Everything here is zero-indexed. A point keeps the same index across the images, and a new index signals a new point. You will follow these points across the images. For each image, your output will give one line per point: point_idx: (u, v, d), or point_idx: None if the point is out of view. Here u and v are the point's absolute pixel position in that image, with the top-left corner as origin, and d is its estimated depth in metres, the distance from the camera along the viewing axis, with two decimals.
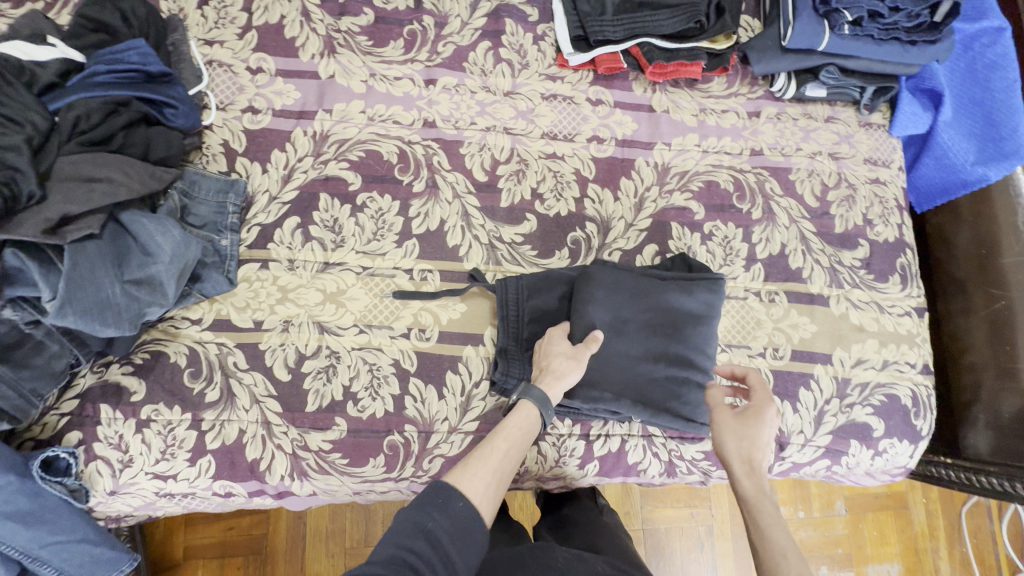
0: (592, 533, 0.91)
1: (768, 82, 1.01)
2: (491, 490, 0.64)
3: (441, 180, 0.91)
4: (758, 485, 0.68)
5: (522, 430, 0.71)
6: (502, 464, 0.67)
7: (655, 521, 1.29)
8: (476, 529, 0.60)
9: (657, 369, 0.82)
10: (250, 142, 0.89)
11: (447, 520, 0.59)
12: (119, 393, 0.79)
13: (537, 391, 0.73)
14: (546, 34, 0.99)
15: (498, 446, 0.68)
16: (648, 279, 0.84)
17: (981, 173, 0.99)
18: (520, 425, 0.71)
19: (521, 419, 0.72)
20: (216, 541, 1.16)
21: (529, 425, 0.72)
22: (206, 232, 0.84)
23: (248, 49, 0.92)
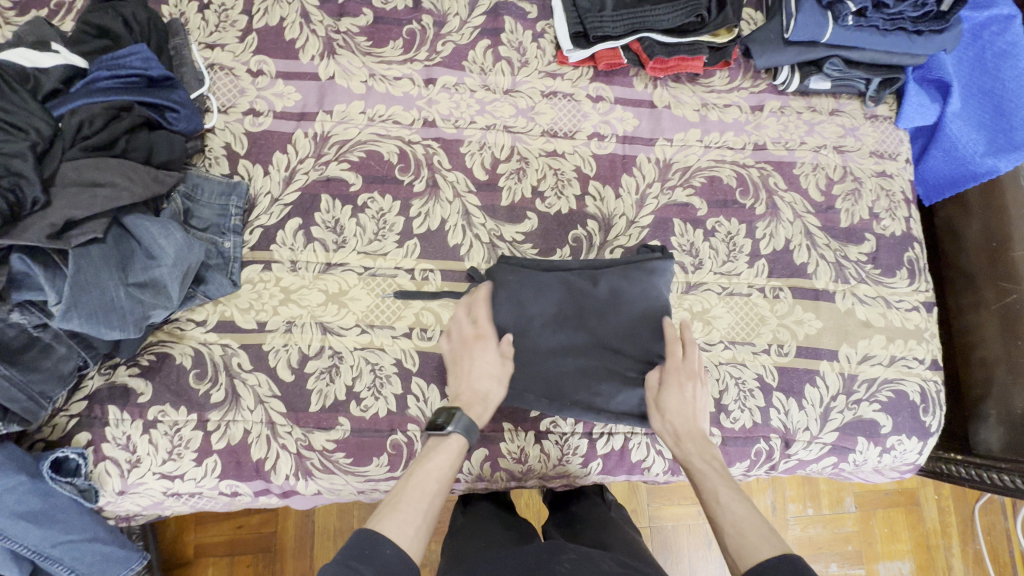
0: (599, 530, 0.92)
1: (771, 76, 0.99)
2: (421, 531, 0.65)
3: (441, 179, 0.91)
4: (690, 447, 0.75)
5: (447, 465, 0.71)
6: (429, 504, 0.68)
7: (662, 519, 1.28)
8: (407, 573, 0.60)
9: (567, 362, 0.84)
10: (252, 144, 0.90)
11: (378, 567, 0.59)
12: (127, 395, 0.80)
13: (462, 421, 0.73)
14: (546, 31, 0.98)
15: (424, 487, 0.68)
16: (551, 272, 0.84)
17: (991, 165, 0.97)
18: (450, 461, 0.72)
19: (446, 454, 0.72)
20: (226, 539, 1.18)
21: (455, 459, 0.72)
22: (210, 235, 0.85)
23: (248, 52, 0.92)
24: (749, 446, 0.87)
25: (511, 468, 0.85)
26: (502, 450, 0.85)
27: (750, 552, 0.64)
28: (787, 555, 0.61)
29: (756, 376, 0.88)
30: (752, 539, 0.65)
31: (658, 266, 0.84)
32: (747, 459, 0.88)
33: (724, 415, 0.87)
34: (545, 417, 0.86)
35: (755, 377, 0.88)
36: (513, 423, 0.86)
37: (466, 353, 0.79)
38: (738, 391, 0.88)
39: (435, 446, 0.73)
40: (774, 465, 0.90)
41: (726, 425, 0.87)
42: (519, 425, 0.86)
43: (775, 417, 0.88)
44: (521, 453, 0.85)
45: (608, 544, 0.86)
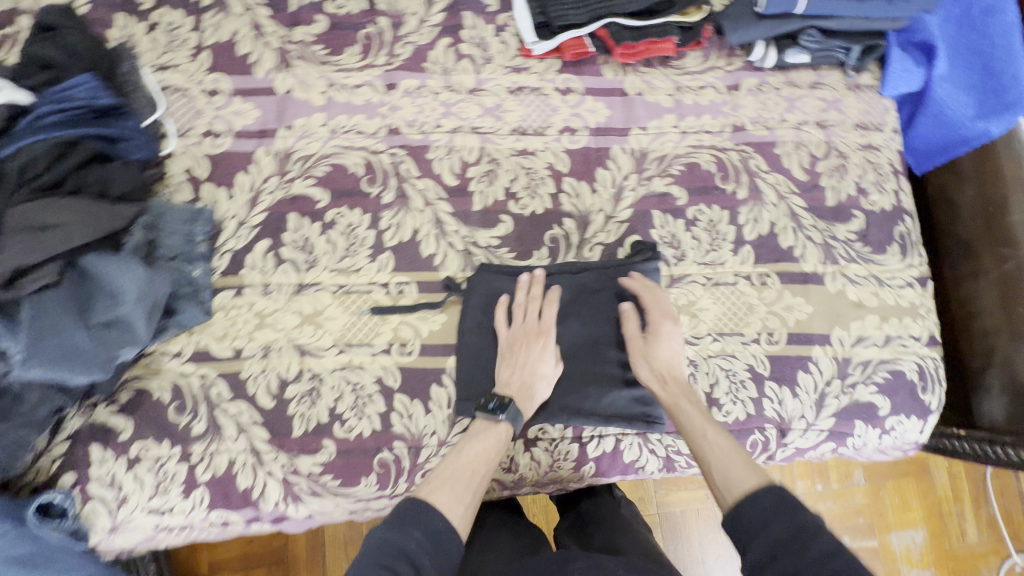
0: (610, 531, 0.90)
1: (746, 53, 0.95)
2: (468, 510, 0.69)
3: (410, 188, 0.88)
4: (671, 390, 0.77)
5: (492, 452, 0.74)
6: (477, 485, 0.71)
7: (670, 505, 1.27)
8: (450, 551, 0.65)
9: None
10: (213, 167, 0.87)
11: (425, 536, 0.63)
12: (107, 433, 0.80)
13: (512, 410, 0.75)
14: (508, 24, 0.94)
15: (473, 470, 0.72)
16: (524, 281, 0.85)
17: (983, 129, 0.93)
18: (495, 448, 0.74)
19: (494, 439, 0.74)
20: (239, 553, 1.18)
21: (501, 446, 0.75)
22: (178, 263, 0.82)
23: (202, 70, 0.89)
24: (745, 438, 0.86)
25: (502, 478, 0.84)
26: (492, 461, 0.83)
27: (737, 483, 0.66)
28: (771, 484, 0.64)
29: (747, 367, 0.86)
30: (739, 469, 0.67)
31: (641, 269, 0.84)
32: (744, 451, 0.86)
33: (717, 409, 0.85)
34: (533, 424, 0.84)
35: (746, 368, 0.86)
36: None
37: (524, 347, 0.80)
38: (730, 382, 0.86)
39: (483, 431, 0.75)
40: (771, 455, 0.88)
41: (719, 419, 0.85)
42: None
43: (768, 407, 0.86)
44: (512, 462, 0.84)
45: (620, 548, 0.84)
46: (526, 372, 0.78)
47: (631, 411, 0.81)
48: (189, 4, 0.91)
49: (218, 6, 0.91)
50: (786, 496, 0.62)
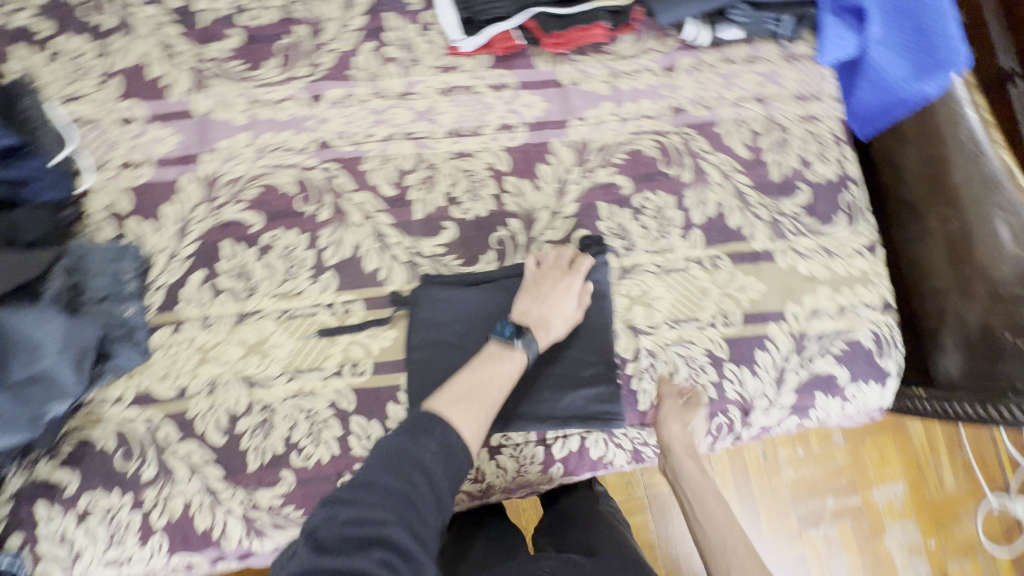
0: (585, 530, 0.88)
1: (679, 32, 0.94)
2: (482, 425, 0.68)
3: (346, 203, 0.85)
4: (697, 462, 0.81)
5: (506, 376, 0.74)
6: (491, 404, 0.71)
7: (656, 485, 1.26)
8: (462, 460, 0.64)
9: None
10: (135, 200, 0.83)
11: (438, 443, 0.63)
12: (52, 489, 0.76)
13: (525, 339, 0.76)
14: (433, 22, 0.91)
15: (486, 388, 0.71)
16: (472, 287, 0.83)
17: (919, 90, 0.93)
18: (510, 372, 0.74)
19: (507, 363, 0.74)
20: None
21: (513, 371, 0.75)
22: (108, 304, 0.78)
23: (113, 99, 0.85)
24: (709, 422, 0.86)
25: (470, 488, 0.83)
26: None
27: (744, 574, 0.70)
28: None
29: (705, 352, 0.86)
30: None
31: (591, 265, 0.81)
32: (709, 435, 0.86)
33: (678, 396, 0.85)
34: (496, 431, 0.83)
35: (705, 353, 0.86)
36: None
37: (549, 284, 0.79)
38: (689, 368, 0.85)
39: (498, 356, 0.75)
40: (737, 435, 0.88)
41: None
42: None
43: (730, 389, 0.86)
44: (478, 472, 0.83)
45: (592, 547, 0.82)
46: (546, 308, 0.78)
47: (589, 410, 0.81)
48: (91, 29, 0.86)
49: (122, 28, 0.86)
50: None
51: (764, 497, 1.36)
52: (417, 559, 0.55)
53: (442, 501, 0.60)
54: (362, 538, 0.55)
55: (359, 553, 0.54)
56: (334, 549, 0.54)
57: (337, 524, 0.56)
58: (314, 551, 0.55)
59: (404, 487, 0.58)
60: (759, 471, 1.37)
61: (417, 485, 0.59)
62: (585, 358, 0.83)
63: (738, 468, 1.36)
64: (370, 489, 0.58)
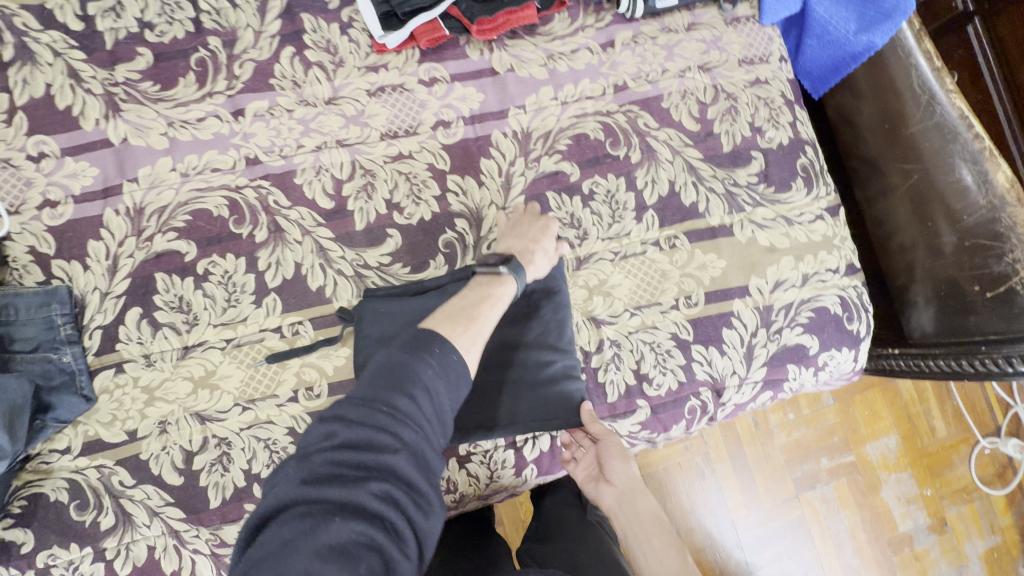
0: (573, 542, 0.80)
1: (614, 5, 0.89)
2: (477, 346, 0.62)
3: (283, 220, 0.81)
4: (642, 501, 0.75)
5: (499, 301, 0.68)
6: (486, 326, 0.64)
7: (651, 465, 1.29)
8: (464, 383, 0.58)
9: None
10: (59, 240, 0.79)
11: (441, 366, 0.56)
12: (7, 550, 0.73)
13: (513, 263, 0.71)
14: (353, 20, 0.86)
15: (478, 308, 0.65)
16: (415, 295, 0.78)
17: (866, 42, 0.89)
18: (500, 295, 0.69)
19: (498, 289, 0.69)
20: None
21: (506, 296, 0.70)
22: (42, 353, 0.76)
23: (21, 135, 0.80)
24: (682, 406, 0.83)
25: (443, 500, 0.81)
26: None
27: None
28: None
29: (670, 336, 0.83)
30: None
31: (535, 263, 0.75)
32: (683, 420, 0.83)
33: (647, 384, 0.82)
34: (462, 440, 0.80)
35: (670, 337, 0.83)
36: None
37: (524, 223, 0.78)
38: (655, 355, 0.83)
39: (488, 279, 0.70)
40: (712, 417, 0.86)
41: (652, 394, 0.82)
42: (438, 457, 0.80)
43: (699, 370, 0.83)
44: (449, 483, 0.80)
45: (579, 565, 0.74)
46: (525, 240, 0.75)
47: (553, 413, 0.76)
48: None
49: (21, 57, 0.81)
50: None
51: (758, 465, 1.33)
52: (419, 488, 0.51)
53: (445, 424, 0.55)
54: (362, 466, 0.49)
55: (358, 483, 0.48)
56: (330, 479, 0.48)
57: (331, 449, 0.49)
58: (305, 480, 0.47)
59: (408, 410, 0.51)
60: (751, 440, 1.34)
61: (422, 409, 0.53)
62: (543, 357, 0.78)
63: (731, 439, 1.33)
64: (370, 411, 0.50)
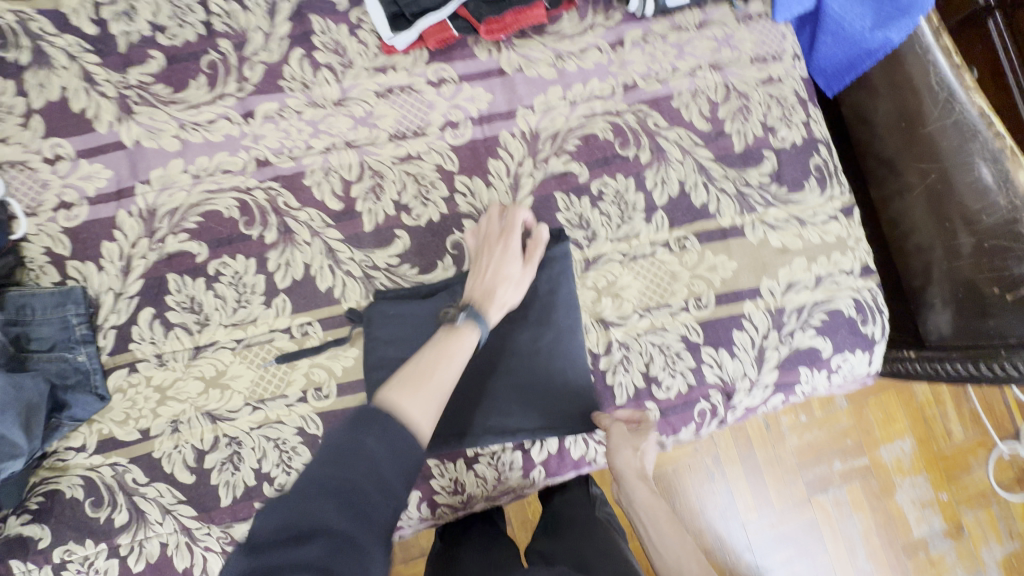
0: (581, 540, 0.80)
1: (623, 3, 0.88)
2: (432, 406, 0.60)
3: (292, 222, 0.82)
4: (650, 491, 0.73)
5: (460, 355, 0.66)
6: (439, 380, 0.62)
7: (662, 466, 1.28)
8: (416, 441, 0.55)
9: (474, 388, 0.77)
10: (75, 241, 0.80)
11: (382, 428, 0.54)
12: (25, 544, 0.75)
13: (471, 312, 0.69)
14: (362, 21, 0.86)
15: (433, 369, 0.63)
16: (424, 298, 0.79)
17: (883, 38, 0.87)
18: (456, 349, 0.66)
19: (455, 342, 0.67)
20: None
21: (467, 347, 0.67)
22: (58, 352, 0.77)
23: (37, 138, 0.81)
24: (691, 409, 0.82)
25: (450, 501, 0.81)
26: (435, 487, 0.80)
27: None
28: None
29: (680, 338, 0.82)
30: None
31: (507, 301, 0.73)
32: (693, 422, 0.83)
33: (656, 387, 0.81)
34: None
35: (680, 339, 0.82)
36: (439, 457, 0.80)
37: (488, 250, 0.75)
38: (665, 357, 0.82)
39: (446, 335, 0.68)
40: (723, 419, 0.85)
41: (661, 396, 0.82)
42: (446, 458, 0.80)
43: (709, 373, 0.82)
44: (456, 484, 0.80)
45: (586, 561, 0.73)
46: (489, 278, 0.73)
47: (560, 419, 0.76)
48: (5, 65, 0.82)
49: (37, 61, 0.82)
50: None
51: (769, 467, 1.32)
52: (366, 548, 0.48)
53: (394, 491, 0.52)
54: (302, 532, 0.47)
55: (299, 544, 0.46)
56: (270, 545, 0.46)
57: (273, 522, 0.47)
58: (248, 554, 0.46)
59: (349, 474, 0.50)
60: (762, 442, 1.33)
61: (365, 471, 0.50)
62: (552, 361, 0.77)
63: (741, 441, 1.32)
64: (310, 482, 0.49)
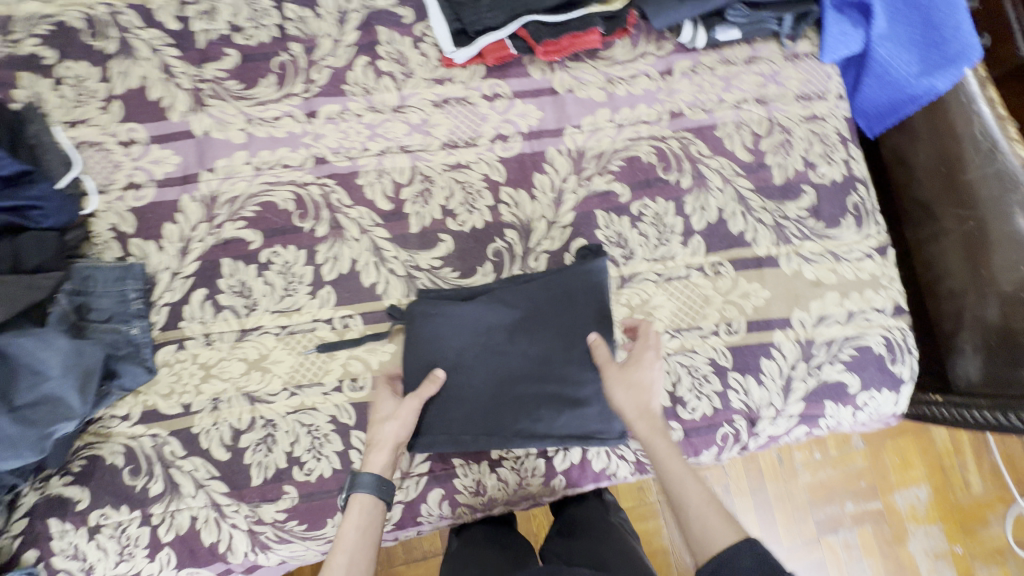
0: (596, 541, 0.83)
1: (676, 34, 0.92)
2: None
3: (343, 218, 0.86)
4: (654, 426, 0.67)
5: (361, 528, 0.65)
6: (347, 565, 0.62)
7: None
8: None
9: (506, 392, 0.78)
10: (139, 220, 0.85)
11: None
12: (64, 505, 0.78)
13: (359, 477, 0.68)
14: (426, 34, 0.91)
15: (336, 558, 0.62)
16: (463, 302, 0.81)
17: (929, 85, 0.89)
18: (354, 522, 0.66)
19: (351, 517, 0.66)
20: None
21: (367, 512, 0.67)
22: (114, 324, 0.80)
23: (115, 121, 0.87)
24: (714, 432, 0.83)
25: (471, 502, 0.82)
26: (458, 486, 0.82)
27: (715, 536, 0.59)
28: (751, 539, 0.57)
29: (708, 361, 0.84)
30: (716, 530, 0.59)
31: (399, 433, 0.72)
32: (715, 446, 0.83)
33: (682, 407, 0.83)
34: None
35: (708, 362, 0.84)
36: (464, 456, 0.82)
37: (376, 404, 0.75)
38: (692, 379, 0.83)
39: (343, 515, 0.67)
40: (744, 446, 0.85)
41: (685, 417, 0.83)
42: (471, 458, 0.82)
43: (734, 399, 0.83)
44: (479, 485, 0.82)
45: (605, 563, 0.77)
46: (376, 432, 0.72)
47: (587, 429, 0.78)
48: (93, 53, 0.88)
49: (122, 51, 0.88)
50: (764, 553, 0.56)
51: (780, 502, 1.31)
52: None
53: None
54: None
55: None
56: None
57: None
58: None
59: None
60: (774, 476, 1.32)
61: None
62: (583, 374, 0.78)
63: (753, 474, 1.31)
64: None
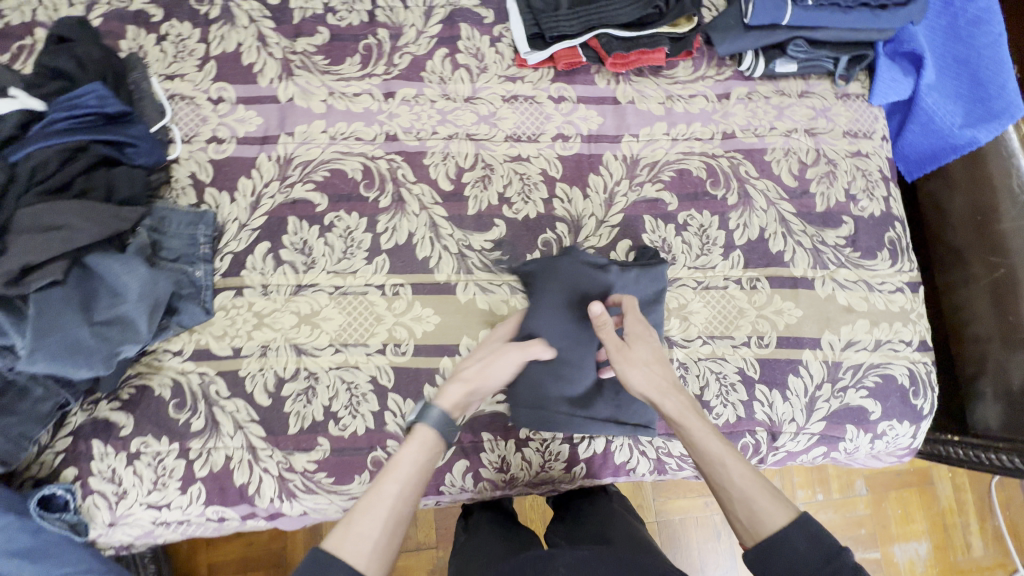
0: (599, 524, 0.84)
1: (736, 62, 0.98)
2: (387, 535, 0.61)
3: (406, 193, 0.91)
4: (680, 404, 0.69)
5: (419, 463, 0.66)
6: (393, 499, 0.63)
7: (669, 513, 1.22)
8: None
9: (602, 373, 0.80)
10: (217, 172, 0.90)
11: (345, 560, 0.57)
12: (109, 428, 0.81)
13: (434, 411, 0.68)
14: (503, 35, 0.97)
15: (383, 484, 0.63)
16: (600, 272, 0.81)
17: (970, 136, 0.95)
18: (414, 458, 0.66)
19: (409, 450, 0.66)
20: (240, 556, 1.14)
21: (426, 448, 0.67)
22: (181, 265, 0.85)
23: (208, 79, 0.93)
24: (735, 440, 0.85)
25: (493, 478, 0.85)
26: (483, 460, 0.84)
27: (764, 517, 0.61)
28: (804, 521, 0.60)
29: (737, 370, 0.87)
30: (765, 507, 0.62)
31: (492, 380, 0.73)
32: None
33: (707, 411, 0.85)
34: (524, 425, 0.85)
35: (736, 371, 0.87)
36: (492, 432, 0.85)
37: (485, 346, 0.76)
38: (720, 386, 0.86)
39: (403, 444, 0.67)
40: (762, 458, 0.87)
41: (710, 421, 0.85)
42: (498, 434, 0.85)
43: (759, 410, 0.86)
44: (503, 462, 0.84)
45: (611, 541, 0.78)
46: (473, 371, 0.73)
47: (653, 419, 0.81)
48: (197, 16, 0.95)
49: (224, 17, 0.95)
50: (821, 533, 0.59)
51: None
52: None
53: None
54: None
55: None
56: None
57: None
58: None
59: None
60: None
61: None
62: None
63: None
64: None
